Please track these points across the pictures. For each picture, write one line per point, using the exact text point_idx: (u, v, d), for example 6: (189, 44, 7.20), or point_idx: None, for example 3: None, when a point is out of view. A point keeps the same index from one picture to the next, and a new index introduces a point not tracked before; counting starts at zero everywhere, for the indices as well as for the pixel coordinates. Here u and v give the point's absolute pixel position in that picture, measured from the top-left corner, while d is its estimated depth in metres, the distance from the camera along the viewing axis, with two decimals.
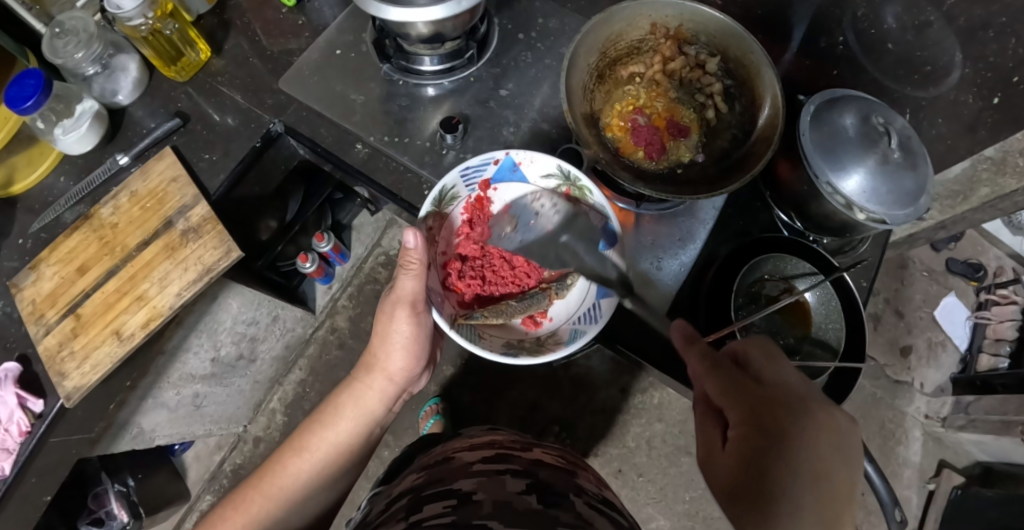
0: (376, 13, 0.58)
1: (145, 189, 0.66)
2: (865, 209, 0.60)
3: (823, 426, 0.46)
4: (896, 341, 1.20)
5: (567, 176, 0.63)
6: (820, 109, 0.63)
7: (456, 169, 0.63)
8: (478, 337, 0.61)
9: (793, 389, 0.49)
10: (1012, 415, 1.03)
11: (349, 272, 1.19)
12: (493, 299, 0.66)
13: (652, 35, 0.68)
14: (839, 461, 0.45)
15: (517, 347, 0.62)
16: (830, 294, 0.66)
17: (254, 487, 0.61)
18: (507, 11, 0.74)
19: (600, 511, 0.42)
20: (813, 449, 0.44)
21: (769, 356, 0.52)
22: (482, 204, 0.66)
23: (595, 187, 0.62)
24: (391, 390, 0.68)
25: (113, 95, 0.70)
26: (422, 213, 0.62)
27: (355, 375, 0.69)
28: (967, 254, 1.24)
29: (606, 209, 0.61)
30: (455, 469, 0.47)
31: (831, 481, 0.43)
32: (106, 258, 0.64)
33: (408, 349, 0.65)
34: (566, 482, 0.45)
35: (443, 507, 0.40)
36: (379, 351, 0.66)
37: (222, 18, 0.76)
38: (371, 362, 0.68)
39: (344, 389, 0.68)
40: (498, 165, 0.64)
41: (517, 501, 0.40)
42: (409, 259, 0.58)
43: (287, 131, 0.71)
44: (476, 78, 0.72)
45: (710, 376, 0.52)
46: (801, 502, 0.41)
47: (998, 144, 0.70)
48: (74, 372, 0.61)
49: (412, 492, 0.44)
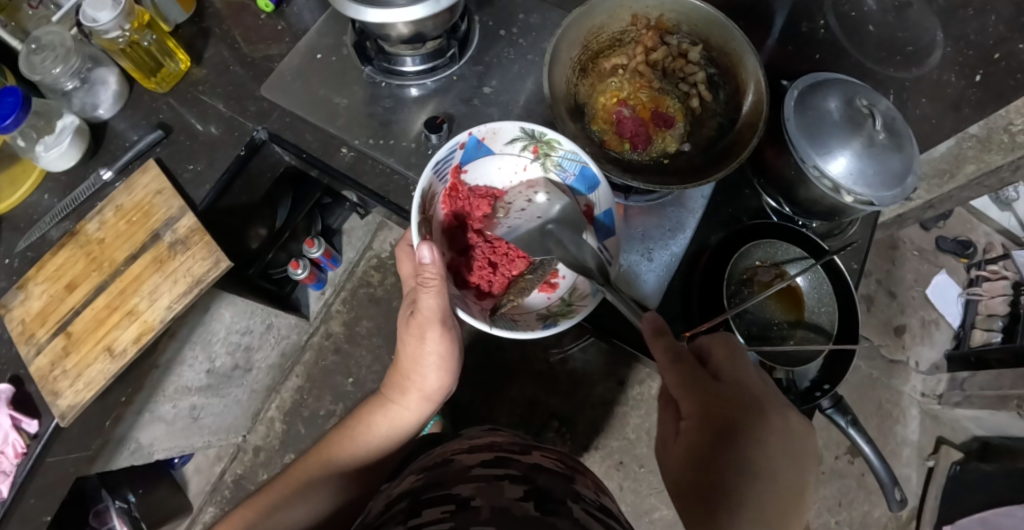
0: (355, 15, 0.58)
1: (130, 203, 0.66)
2: (852, 192, 0.60)
3: (773, 426, 0.47)
4: (889, 321, 1.20)
5: (531, 135, 0.61)
6: (804, 94, 0.63)
7: (429, 166, 0.58)
8: (515, 323, 0.61)
9: (752, 387, 0.50)
10: (1008, 388, 1.02)
11: (342, 277, 1.17)
12: (510, 279, 0.64)
13: (633, 27, 0.68)
14: (786, 461, 0.47)
15: (552, 315, 0.62)
16: (821, 277, 0.67)
17: (275, 486, 0.64)
18: (487, 8, 0.74)
19: (597, 516, 0.42)
20: (759, 449, 0.46)
21: (729, 352, 0.52)
22: (457, 191, 0.63)
23: (562, 137, 0.60)
24: (427, 407, 0.65)
25: (94, 109, 0.70)
26: (412, 234, 0.56)
27: (388, 395, 0.66)
28: (957, 232, 1.26)
29: (579, 156, 0.60)
30: (456, 472, 0.47)
31: (775, 478, 0.45)
32: (95, 274, 0.64)
33: (442, 367, 0.61)
34: (565, 487, 0.45)
35: (442, 512, 0.40)
36: (411, 372, 0.62)
37: (201, 26, 0.75)
38: (404, 383, 0.64)
39: (376, 409, 0.66)
40: (463, 148, 0.61)
41: (514, 507, 0.40)
42: (425, 276, 0.52)
43: (271, 138, 0.70)
44: (458, 77, 0.71)
45: (670, 371, 0.50)
46: (743, 503, 0.43)
47: (982, 121, 0.70)
48: (68, 391, 0.60)
49: (411, 495, 0.44)
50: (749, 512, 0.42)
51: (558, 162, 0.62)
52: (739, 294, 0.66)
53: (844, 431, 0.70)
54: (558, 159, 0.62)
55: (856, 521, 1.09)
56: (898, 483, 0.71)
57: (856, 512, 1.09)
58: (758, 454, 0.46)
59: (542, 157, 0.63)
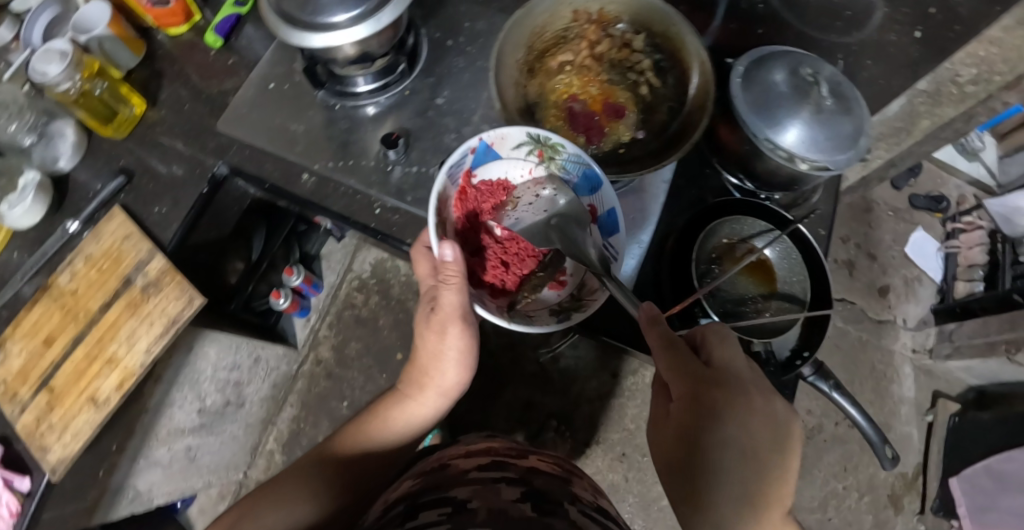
0: (301, 42, 0.59)
1: (99, 251, 0.66)
2: (806, 159, 0.62)
3: (761, 412, 0.48)
4: (874, 282, 1.21)
5: (537, 139, 0.60)
6: (750, 69, 0.65)
7: (442, 170, 0.57)
8: (530, 319, 0.61)
9: (740, 371, 0.50)
10: (994, 334, 1.06)
11: (326, 302, 1.14)
12: (521, 278, 0.63)
13: (576, 23, 0.68)
14: (773, 445, 0.48)
15: (564, 310, 0.62)
16: (790, 248, 0.67)
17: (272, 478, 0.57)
18: (433, 19, 0.74)
19: (591, 516, 0.46)
20: (749, 435, 0.47)
21: (722, 337, 0.51)
22: (467, 194, 0.61)
23: (566, 142, 0.60)
24: (444, 404, 0.62)
25: (54, 162, 0.69)
26: (430, 235, 0.55)
27: (405, 390, 0.62)
28: (928, 187, 1.28)
29: (582, 158, 0.60)
30: (450, 476, 0.49)
31: (760, 461, 0.47)
32: (71, 326, 0.65)
33: (461, 361, 0.58)
34: (562, 491, 0.49)
35: (438, 514, 0.42)
36: (431, 367, 0.59)
37: (153, 68, 0.75)
38: (422, 379, 0.60)
39: (393, 403, 0.62)
40: (474, 152, 0.59)
41: (510, 509, 0.43)
42: (447, 272, 0.53)
43: (232, 172, 0.71)
44: (411, 91, 0.71)
45: (664, 359, 0.50)
46: (723, 482, 0.46)
47: (929, 77, 0.68)
48: (56, 445, 0.62)
49: (406, 499, 0.46)
50: (731, 489, 0.46)
51: (562, 165, 0.62)
52: (710, 272, 0.67)
53: (829, 397, 0.70)
54: (561, 163, 0.62)
55: (862, 485, 1.10)
56: (887, 442, 0.71)
57: (861, 476, 1.10)
58: (744, 439, 0.47)
59: (546, 162, 0.62)
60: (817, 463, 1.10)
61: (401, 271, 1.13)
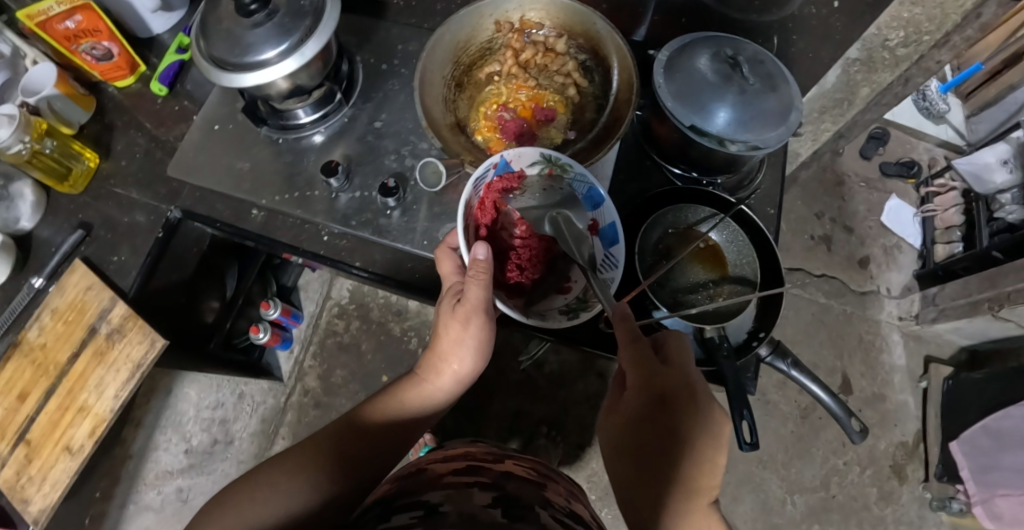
0: (233, 83, 0.61)
1: (64, 303, 0.68)
2: (736, 140, 0.62)
3: (709, 411, 0.48)
4: (853, 254, 1.20)
5: (548, 158, 0.60)
6: (672, 58, 0.66)
7: (468, 184, 0.56)
8: (544, 318, 0.59)
9: (693, 372, 0.50)
10: (975, 294, 1.03)
11: (308, 332, 1.14)
12: (535, 279, 0.61)
13: (499, 33, 0.70)
14: (714, 444, 0.47)
15: (574, 311, 0.60)
16: (735, 230, 0.67)
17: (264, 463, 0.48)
18: (367, 45, 0.76)
19: (564, 522, 0.46)
20: (695, 430, 0.47)
21: (680, 345, 0.51)
22: (485, 205, 0.59)
23: (576, 162, 0.60)
24: (459, 391, 0.57)
25: (15, 222, 0.72)
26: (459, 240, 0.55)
27: (420, 374, 0.57)
28: (898, 154, 1.27)
29: (588, 178, 0.60)
30: (424, 481, 0.49)
31: (700, 458, 0.47)
32: (42, 380, 0.67)
33: (483, 352, 0.54)
34: (533, 495, 0.49)
35: (409, 517, 0.42)
36: (448, 354, 0.54)
37: (104, 122, 0.77)
38: (438, 364, 0.55)
39: (409, 386, 0.56)
40: (495, 167, 0.58)
41: (481, 514, 0.43)
42: (474, 269, 0.50)
43: (186, 216, 0.73)
44: (350, 118, 0.73)
45: (626, 354, 0.50)
46: (664, 473, 0.46)
47: (858, 45, 0.70)
48: (37, 496, 0.65)
49: (383, 501, 0.46)
50: (672, 482, 0.45)
51: (570, 186, 0.61)
52: (659, 264, 0.67)
53: (789, 375, 0.69)
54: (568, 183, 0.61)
55: (861, 459, 1.09)
56: (853, 416, 0.70)
57: (859, 450, 1.09)
58: (691, 434, 0.47)
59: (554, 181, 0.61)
60: (813, 441, 1.09)
61: (379, 294, 1.15)
